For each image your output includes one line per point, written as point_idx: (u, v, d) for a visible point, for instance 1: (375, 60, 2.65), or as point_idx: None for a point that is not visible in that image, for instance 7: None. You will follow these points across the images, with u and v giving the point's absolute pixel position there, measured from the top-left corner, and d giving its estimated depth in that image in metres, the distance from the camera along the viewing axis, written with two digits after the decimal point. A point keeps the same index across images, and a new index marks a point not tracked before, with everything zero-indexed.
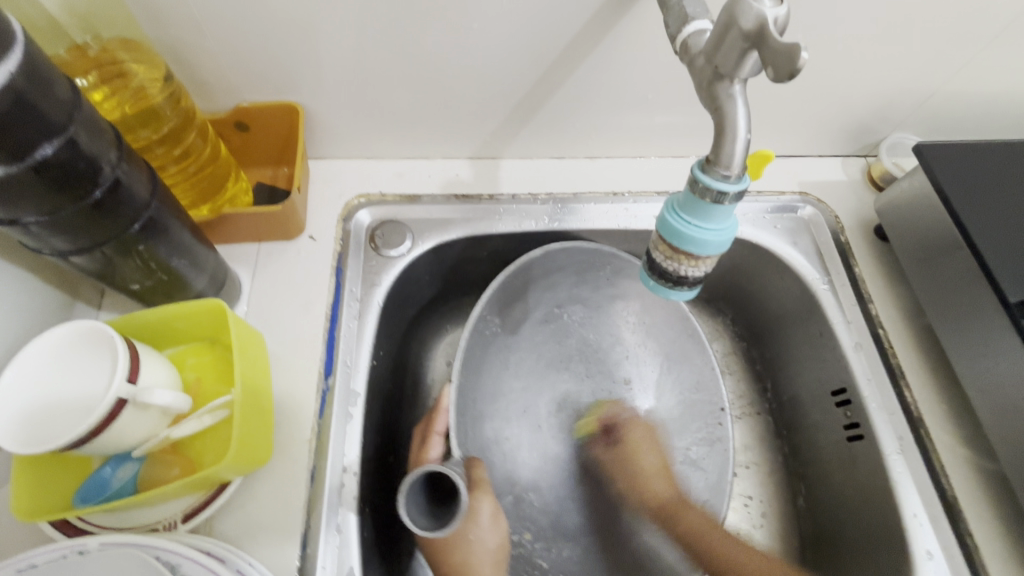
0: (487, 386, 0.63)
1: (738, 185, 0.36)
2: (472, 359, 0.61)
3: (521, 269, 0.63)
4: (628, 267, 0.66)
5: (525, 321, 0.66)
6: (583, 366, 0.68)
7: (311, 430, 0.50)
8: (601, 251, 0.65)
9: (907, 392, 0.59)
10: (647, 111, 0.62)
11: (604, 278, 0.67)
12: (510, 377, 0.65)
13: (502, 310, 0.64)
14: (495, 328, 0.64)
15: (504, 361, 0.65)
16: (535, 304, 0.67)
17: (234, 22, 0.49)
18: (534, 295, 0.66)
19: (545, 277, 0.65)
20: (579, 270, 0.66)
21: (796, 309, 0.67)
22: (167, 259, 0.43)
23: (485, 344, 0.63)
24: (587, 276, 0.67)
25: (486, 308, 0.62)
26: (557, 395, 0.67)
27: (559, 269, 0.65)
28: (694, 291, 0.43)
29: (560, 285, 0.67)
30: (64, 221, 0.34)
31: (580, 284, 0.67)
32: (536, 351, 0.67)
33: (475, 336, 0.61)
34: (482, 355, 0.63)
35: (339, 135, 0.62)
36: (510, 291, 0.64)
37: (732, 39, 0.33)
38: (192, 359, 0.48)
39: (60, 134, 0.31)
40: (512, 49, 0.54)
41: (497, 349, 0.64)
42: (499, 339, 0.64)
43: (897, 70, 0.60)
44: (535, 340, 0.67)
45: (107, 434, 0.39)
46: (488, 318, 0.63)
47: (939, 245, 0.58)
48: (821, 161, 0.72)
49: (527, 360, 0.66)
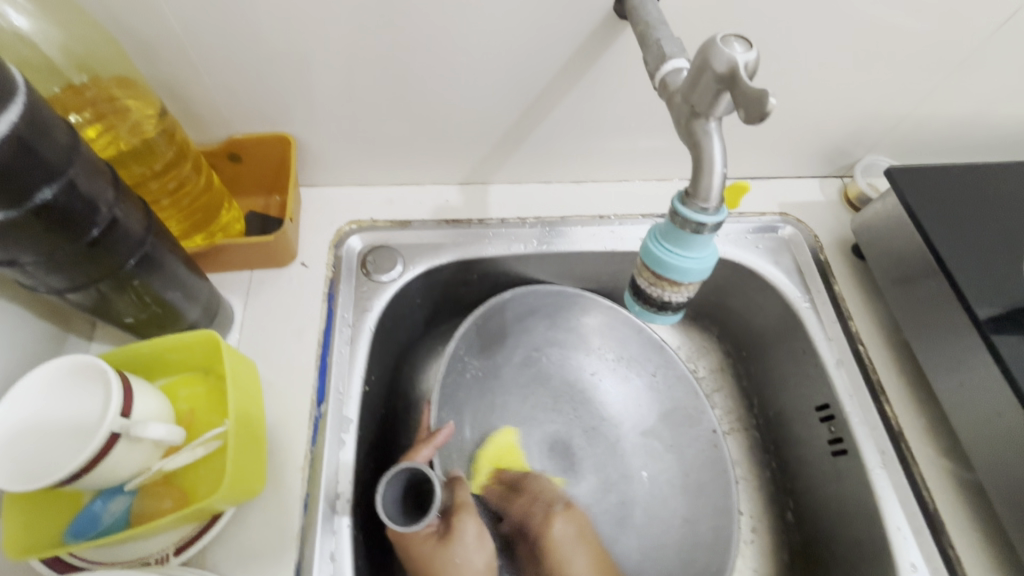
0: (474, 430, 0.66)
1: (716, 217, 0.37)
2: (451, 400, 0.64)
3: (491, 312, 0.65)
4: (595, 305, 0.69)
5: (505, 364, 0.69)
6: (569, 406, 0.70)
7: (305, 458, 0.50)
8: (565, 293, 0.68)
9: (887, 407, 0.61)
10: (631, 138, 0.64)
11: (574, 316, 0.70)
12: (499, 420, 0.68)
13: (483, 350, 0.67)
14: (476, 367, 0.67)
15: (490, 405, 0.68)
16: (514, 348, 0.69)
17: (227, 58, 0.50)
18: (513, 338, 0.69)
19: (518, 319, 0.68)
20: (550, 311, 0.69)
21: (779, 326, 0.69)
22: (161, 292, 0.44)
23: (466, 384, 0.66)
24: (559, 318, 0.70)
25: (461, 348, 0.64)
26: (546, 435, 0.68)
27: (531, 312, 0.68)
28: (678, 315, 0.44)
29: (534, 329, 0.70)
30: (61, 260, 0.35)
31: (554, 326, 0.70)
32: (522, 394, 0.69)
33: (453, 377, 0.64)
34: (463, 394, 0.66)
35: (331, 163, 0.63)
36: (484, 332, 0.66)
37: (707, 81, 0.34)
38: (183, 390, 0.48)
39: (60, 178, 0.32)
40: (500, 81, 0.56)
41: (480, 391, 0.67)
42: (482, 378, 0.68)
43: (867, 97, 0.63)
44: (519, 383, 0.69)
45: (100, 468, 0.39)
46: (466, 359, 0.65)
47: (912, 265, 0.60)
48: (800, 182, 0.74)
49: (512, 402, 0.69)
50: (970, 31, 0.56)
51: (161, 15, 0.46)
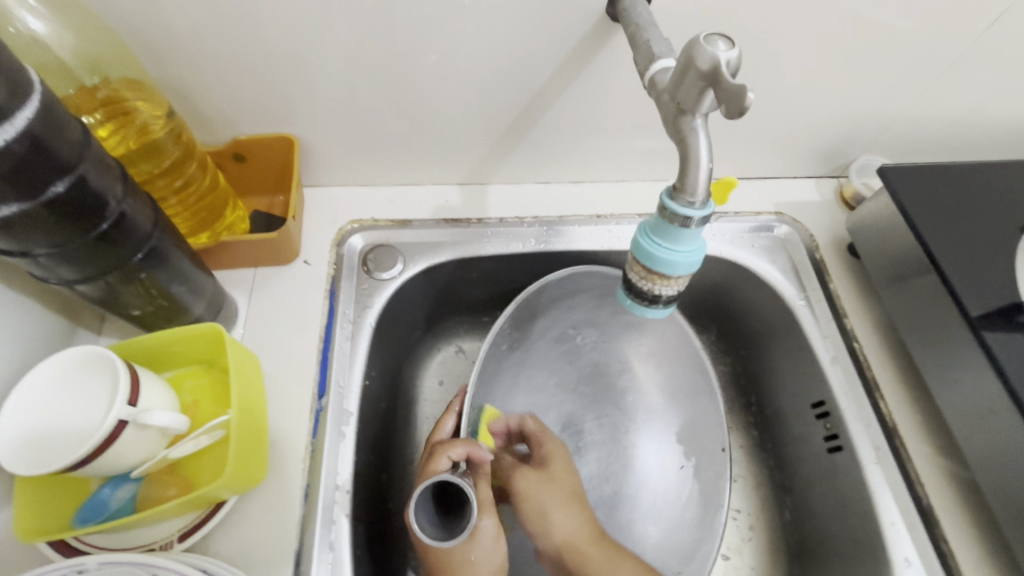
0: (498, 400, 0.66)
1: (702, 211, 0.38)
2: (484, 377, 0.64)
3: (534, 293, 0.65)
4: None
5: (541, 339, 0.69)
6: (587, 390, 0.71)
7: (305, 449, 0.52)
8: (614, 277, 0.66)
9: (882, 404, 0.61)
10: (626, 138, 0.65)
11: (622, 308, 0.69)
12: (519, 395, 0.68)
13: (516, 329, 0.66)
14: (510, 344, 0.66)
15: (517, 377, 0.68)
16: (551, 326, 0.69)
17: (233, 61, 0.52)
18: (550, 317, 0.68)
19: (559, 301, 0.68)
20: (596, 296, 0.68)
21: (776, 324, 0.70)
22: (167, 285, 0.45)
23: (500, 360, 0.66)
24: (607, 302, 0.69)
25: (507, 323, 0.64)
26: (562, 414, 0.70)
27: (579, 293, 0.68)
28: (669, 308, 0.45)
29: (577, 310, 0.69)
30: (72, 252, 0.37)
31: (599, 311, 0.69)
32: (548, 370, 0.70)
33: (494, 351, 0.64)
34: (495, 368, 0.65)
35: (333, 164, 0.65)
36: (528, 309, 0.66)
37: (691, 78, 0.35)
38: (188, 382, 0.50)
39: (71, 172, 0.34)
40: (496, 84, 0.57)
41: (510, 365, 0.67)
42: (514, 355, 0.67)
43: (859, 97, 0.64)
44: (548, 360, 0.70)
45: (108, 454, 0.40)
46: (507, 334, 0.65)
47: (905, 262, 0.60)
48: (796, 182, 0.75)
49: (537, 377, 0.70)
50: (959, 32, 0.57)
51: (170, 20, 0.47)
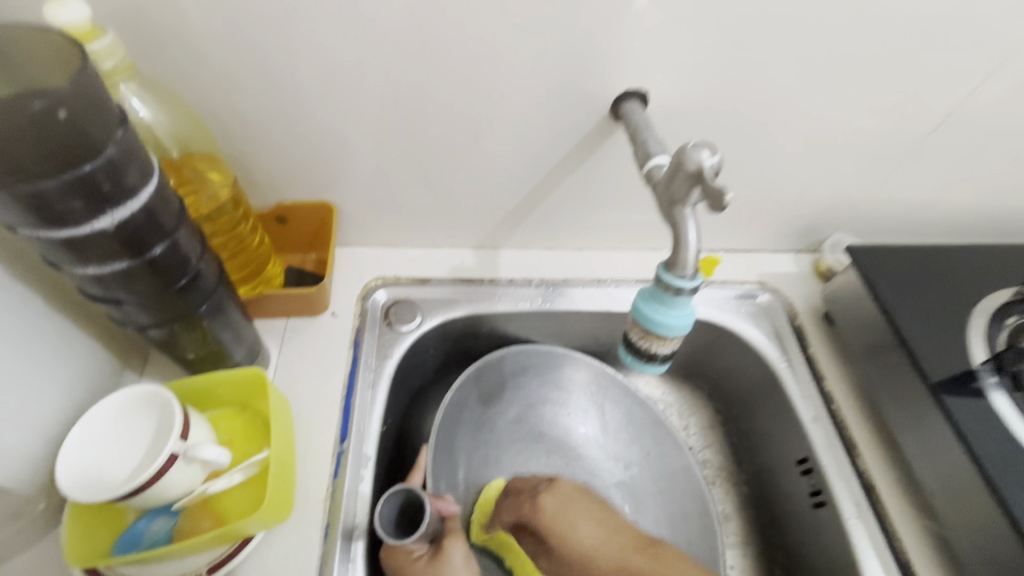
0: (471, 476, 0.71)
1: (692, 283, 0.46)
2: (449, 444, 0.70)
3: (486, 366, 0.73)
4: (578, 364, 0.77)
5: (500, 418, 0.76)
6: (562, 460, 0.76)
7: (327, 490, 0.55)
8: (554, 353, 0.76)
9: (860, 461, 0.66)
10: (624, 213, 0.74)
11: (563, 376, 0.77)
12: (494, 469, 0.74)
13: (480, 403, 0.74)
14: (475, 414, 0.74)
15: (485, 456, 0.74)
16: (512, 401, 0.77)
17: (287, 138, 0.60)
18: (508, 393, 0.76)
19: (514, 375, 0.76)
20: (539, 370, 0.77)
21: (761, 386, 0.75)
22: (219, 333, 0.51)
23: (464, 428, 0.72)
24: (549, 375, 0.77)
25: (460, 398, 0.71)
26: None
27: (524, 369, 0.76)
28: (665, 365, 0.51)
29: (530, 385, 0.77)
30: (154, 301, 0.43)
31: (545, 383, 0.78)
32: (515, 447, 0.75)
33: (451, 425, 0.70)
34: (461, 435, 0.72)
35: (363, 227, 0.72)
36: (481, 387, 0.73)
37: (681, 176, 0.43)
38: (223, 422, 0.54)
39: (169, 237, 0.40)
40: (512, 166, 0.66)
41: (478, 441, 0.74)
42: (479, 430, 0.74)
43: (826, 186, 0.74)
44: (512, 440, 0.76)
45: (158, 486, 0.44)
46: (464, 408, 0.72)
47: (874, 329, 0.68)
48: (775, 255, 0.83)
49: (507, 455, 0.75)
50: (908, 133, 0.68)
51: (243, 107, 0.56)
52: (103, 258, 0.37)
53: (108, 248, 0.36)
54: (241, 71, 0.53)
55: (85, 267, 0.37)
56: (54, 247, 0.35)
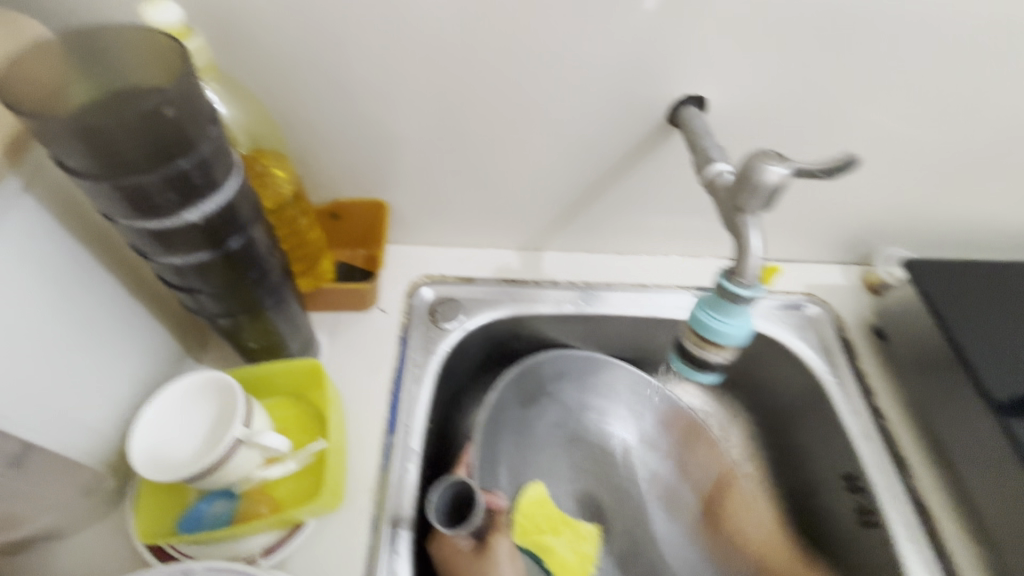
0: (511, 477, 0.72)
1: (753, 292, 0.45)
2: (489, 445, 0.70)
3: (529, 369, 0.73)
4: (620, 371, 0.77)
5: (540, 421, 0.76)
6: (597, 465, 0.77)
7: (374, 481, 0.56)
8: (596, 357, 0.76)
9: (912, 480, 0.64)
10: (671, 219, 0.73)
11: (606, 382, 0.78)
12: (532, 472, 0.74)
13: (522, 405, 0.74)
14: (515, 417, 0.74)
15: (525, 458, 0.74)
16: (550, 405, 0.77)
17: (345, 137, 0.61)
18: (549, 397, 0.77)
19: (555, 379, 0.76)
20: (581, 376, 0.77)
21: (805, 399, 0.74)
22: (278, 325, 0.52)
23: (504, 431, 0.73)
24: (591, 381, 0.77)
25: (504, 399, 0.72)
26: (577, 490, 0.75)
27: (566, 374, 0.76)
28: (716, 375, 0.51)
29: (568, 390, 0.77)
30: (225, 291, 0.44)
31: (586, 388, 0.78)
32: (554, 451, 0.76)
33: (493, 425, 0.71)
34: (501, 437, 0.73)
35: (411, 225, 0.73)
36: (523, 392, 0.74)
37: (747, 185, 0.43)
38: (278, 411, 0.56)
39: (244, 230, 0.42)
40: (562, 170, 0.66)
41: (519, 443, 0.74)
42: (520, 433, 0.75)
43: (882, 197, 0.72)
44: (552, 443, 0.77)
45: (224, 468, 0.45)
46: (506, 410, 0.73)
47: (931, 346, 0.66)
48: (823, 266, 0.82)
49: (547, 458, 0.76)
50: (973, 144, 0.65)
51: (307, 105, 0.58)
52: (186, 249, 0.39)
53: (193, 239, 0.38)
54: (309, 70, 0.55)
55: (170, 256, 0.39)
56: (144, 237, 0.37)
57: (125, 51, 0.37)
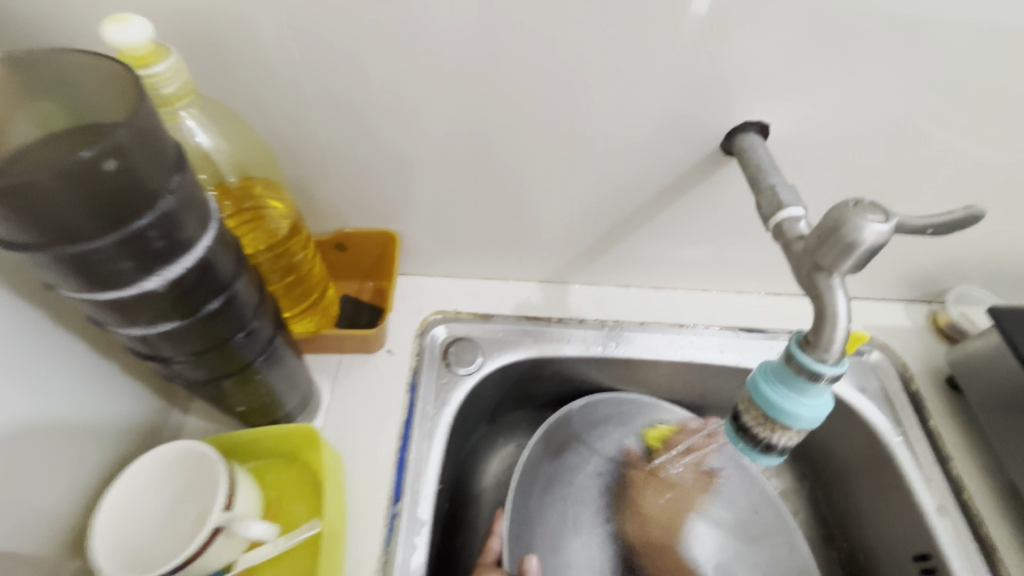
0: (545, 540, 0.62)
1: (835, 368, 0.37)
2: (522, 506, 0.61)
3: (564, 418, 0.67)
4: (668, 415, 0.69)
5: (578, 472, 0.66)
6: (644, 525, 0.65)
7: (378, 560, 0.49)
8: (639, 402, 0.69)
9: (1002, 568, 0.55)
10: (715, 252, 0.65)
11: (650, 428, 0.69)
12: (571, 534, 0.63)
13: (557, 455, 0.66)
14: (549, 470, 0.65)
15: (560, 517, 0.64)
16: (589, 455, 0.67)
17: (352, 163, 0.55)
18: (587, 444, 0.67)
19: (592, 425, 0.68)
20: (622, 421, 0.69)
21: (866, 459, 0.65)
22: (272, 385, 0.46)
23: (538, 488, 0.63)
24: (634, 426, 0.69)
25: (537, 448, 0.64)
26: (621, 555, 0.63)
27: (604, 419, 0.68)
28: (781, 458, 0.42)
29: (608, 438, 0.68)
30: (204, 358, 0.37)
31: (629, 434, 0.68)
32: (593, 507, 0.65)
33: (526, 476, 0.62)
34: (534, 495, 0.63)
35: (424, 256, 0.66)
36: (557, 440, 0.66)
37: (834, 242, 0.35)
38: (271, 475, 0.49)
39: (226, 291, 0.35)
40: (593, 200, 0.59)
41: (553, 498, 0.64)
42: (555, 486, 0.65)
43: (960, 231, 0.63)
44: (590, 498, 0.66)
45: (200, 563, 0.39)
46: (540, 460, 0.64)
47: (1022, 408, 0.56)
48: (883, 304, 0.73)
49: (585, 516, 0.64)
50: None
51: (309, 129, 0.51)
52: (152, 319, 0.32)
53: (157, 308, 0.31)
54: (311, 93, 0.48)
55: (132, 328, 0.32)
56: (100, 307, 0.30)
57: (84, 82, 0.31)
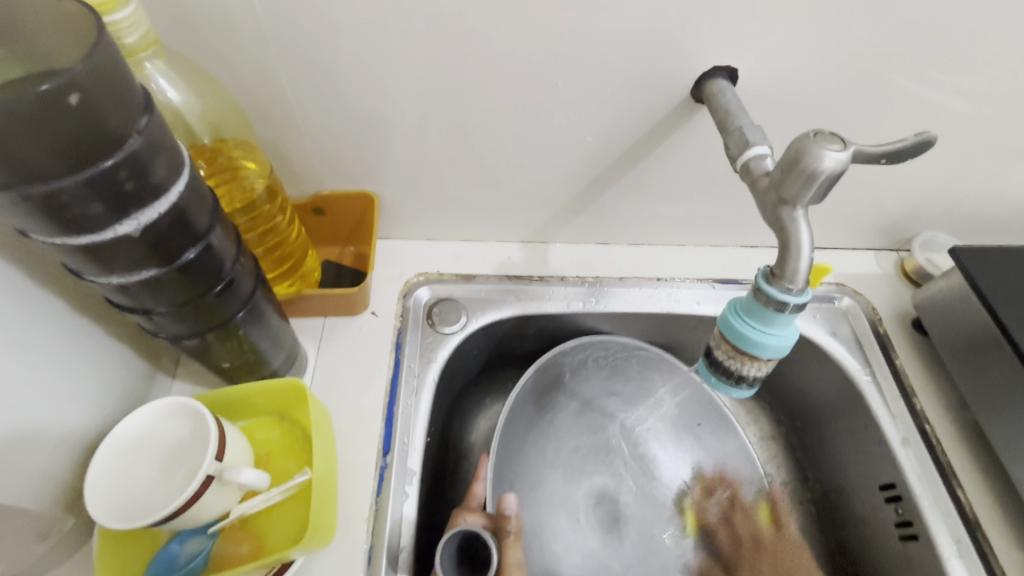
0: (526, 474, 0.64)
1: (800, 298, 0.39)
2: (506, 445, 0.62)
3: (554, 361, 0.66)
4: (655, 360, 0.69)
5: (560, 413, 0.68)
6: (619, 460, 0.69)
7: (369, 509, 0.51)
8: (630, 345, 0.68)
9: (960, 491, 0.59)
10: (690, 206, 0.66)
11: (634, 371, 0.70)
12: (550, 467, 0.66)
13: (540, 398, 0.66)
14: (536, 409, 0.66)
15: (541, 453, 0.66)
16: (572, 398, 0.69)
17: (324, 121, 0.54)
18: (572, 386, 0.69)
19: (578, 370, 0.68)
20: (610, 364, 0.69)
21: (837, 399, 0.68)
22: (257, 341, 0.46)
23: (521, 428, 0.64)
24: (619, 369, 0.70)
25: (526, 392, 0.64)
26: (596, 487, 0.66)
27: (591, 363, 0.69)
28: (752, 390, 0.45)
29: (594, 380, 0.69)
30: (185, 311, 0.38)
31: (613, 377, 0.70)
32: (572, 445, 0.68)
33: (512, 417, 0.62)
34: (516, 435, 0.63)
35: (404, 218, 0.67)
36: (542, 384, 0.66)
37: (794, 174, 0.37)
38: (260, 433, 0.50)
39: (202, 240, 0.36)
40: (570, 156, 0.59)
41: (535, 437, 0.66)
42: (537, 427, 0.66)
43: (927, 177, 0.64)
44: (571, 436, 0.68)
45: (194, 510, 0.40)
46: (525, 402, 0.64)
47: (981, 344, 0.59)
48: (854, 254, 0.75)
49: (564, 452, 0.67)
50: None
51: (280, 87, 0.51)
52: (129, 267, 0.32)
53: (134, 255, 0.32)
54: (281, 49, 0.48)
55: (110, 276, 0.33)
56: (76, 256, 0.31)
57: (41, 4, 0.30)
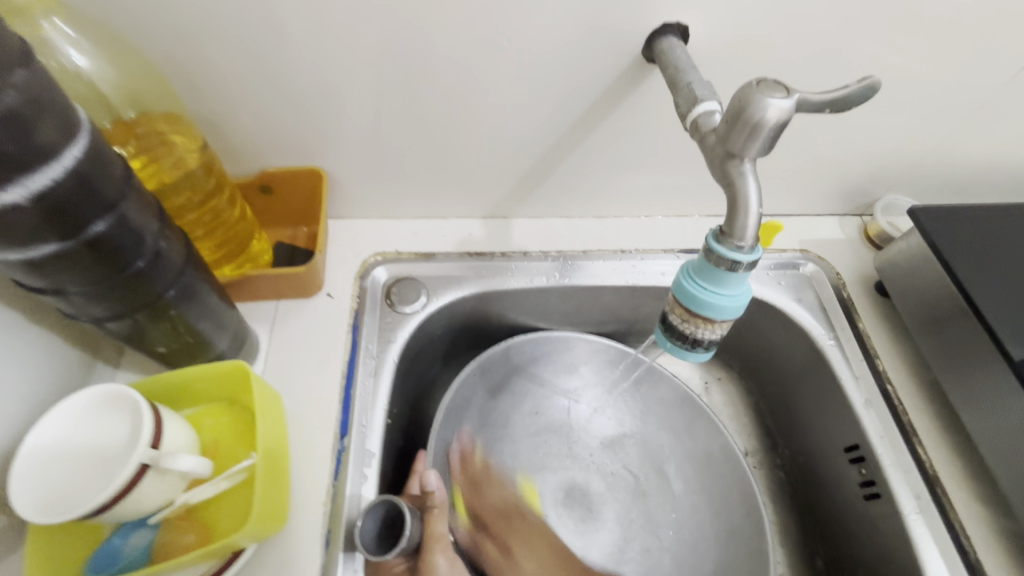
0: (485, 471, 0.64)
1: (750, 256, 0.38)
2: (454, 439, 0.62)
3: (500, 355, 0.66)
4: (601, 347, 0.69)
5: (514, 408, 0.68)
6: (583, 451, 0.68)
7: (326, 493, 0.50)
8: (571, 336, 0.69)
9: (921, 450, 0.59)
10: (651, 175, 0.65)
11: (583, 359, 0.70)
12: (511, 464, 0.65)
13: (490, 393, 0.66)
14: (487, 406, 0.66)
15: (500, 450, 0.66)
16: (525, 390, 0.69)
17: (262, 91, 0.51)
18: (523, 380, 0.69)
19: (525, 362, 0.68)
20: (557, 354, 0.69)
21: (801, 364, 0.68)
22: (195, 323, 0.44)
23: (472, 424, 0.64)
24: (569, 357, 0.69)
25: (469, 385, 0.64)
26: (563, 480, 0.66)
27: (540, 354, 0.69)
28: (709, 353, 0.44)
29: (546, 371, 0.69)
30: (103, 289, 0.36)
31: (564, 367, 0.70)
32: (533, 440, 0.67)
33: (456, 413, 0.62)
34: (467, 430, 0.64)
35: (358, 197, 0.64)
36: (490, 377, 0.66)
37: (740, 124, 0.35)
38: (208, 420, 0.48)
39: (112, 211, 0.34)
40: (523, 125, 0.58)
41: (492, 433, 0.66)
42: (491, 423, 0.66)
43: (886, 139, 0.64)
44: (529, 430, 0.68)
45: (127, 502, 0.38)
46: (471, 396, 0.64)
47: (940, 303, 0.59)
48: (819, 220, 0.75)
49: (523, 448, 0.67)
50: (987, 78, 0.57)
51: (209, 55, 0.48)
52: (24, 241, 0.30)
53: (28, 226, 0.30)
54: (204, 11, 0.45)
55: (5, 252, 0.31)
56: None
57: None
